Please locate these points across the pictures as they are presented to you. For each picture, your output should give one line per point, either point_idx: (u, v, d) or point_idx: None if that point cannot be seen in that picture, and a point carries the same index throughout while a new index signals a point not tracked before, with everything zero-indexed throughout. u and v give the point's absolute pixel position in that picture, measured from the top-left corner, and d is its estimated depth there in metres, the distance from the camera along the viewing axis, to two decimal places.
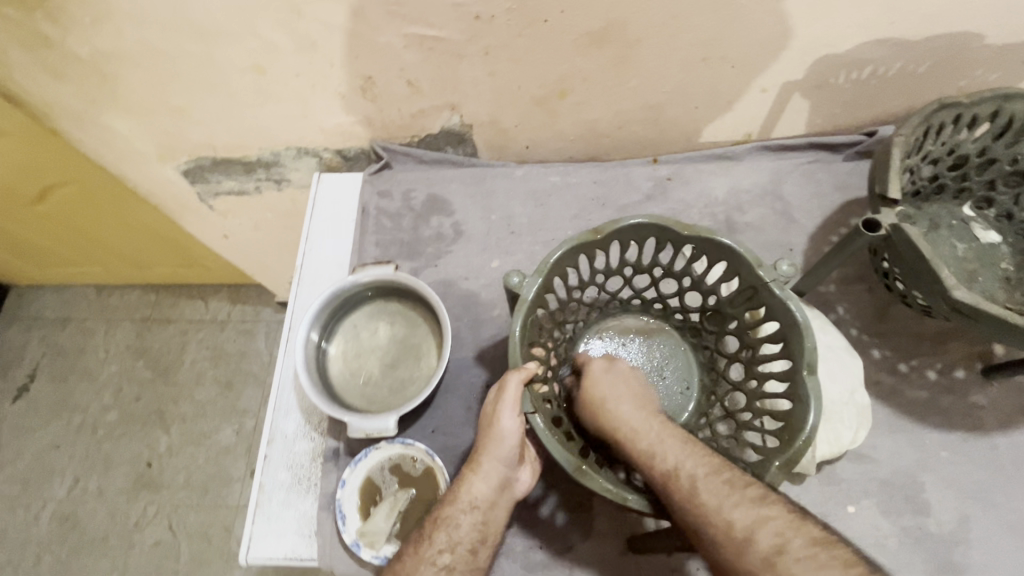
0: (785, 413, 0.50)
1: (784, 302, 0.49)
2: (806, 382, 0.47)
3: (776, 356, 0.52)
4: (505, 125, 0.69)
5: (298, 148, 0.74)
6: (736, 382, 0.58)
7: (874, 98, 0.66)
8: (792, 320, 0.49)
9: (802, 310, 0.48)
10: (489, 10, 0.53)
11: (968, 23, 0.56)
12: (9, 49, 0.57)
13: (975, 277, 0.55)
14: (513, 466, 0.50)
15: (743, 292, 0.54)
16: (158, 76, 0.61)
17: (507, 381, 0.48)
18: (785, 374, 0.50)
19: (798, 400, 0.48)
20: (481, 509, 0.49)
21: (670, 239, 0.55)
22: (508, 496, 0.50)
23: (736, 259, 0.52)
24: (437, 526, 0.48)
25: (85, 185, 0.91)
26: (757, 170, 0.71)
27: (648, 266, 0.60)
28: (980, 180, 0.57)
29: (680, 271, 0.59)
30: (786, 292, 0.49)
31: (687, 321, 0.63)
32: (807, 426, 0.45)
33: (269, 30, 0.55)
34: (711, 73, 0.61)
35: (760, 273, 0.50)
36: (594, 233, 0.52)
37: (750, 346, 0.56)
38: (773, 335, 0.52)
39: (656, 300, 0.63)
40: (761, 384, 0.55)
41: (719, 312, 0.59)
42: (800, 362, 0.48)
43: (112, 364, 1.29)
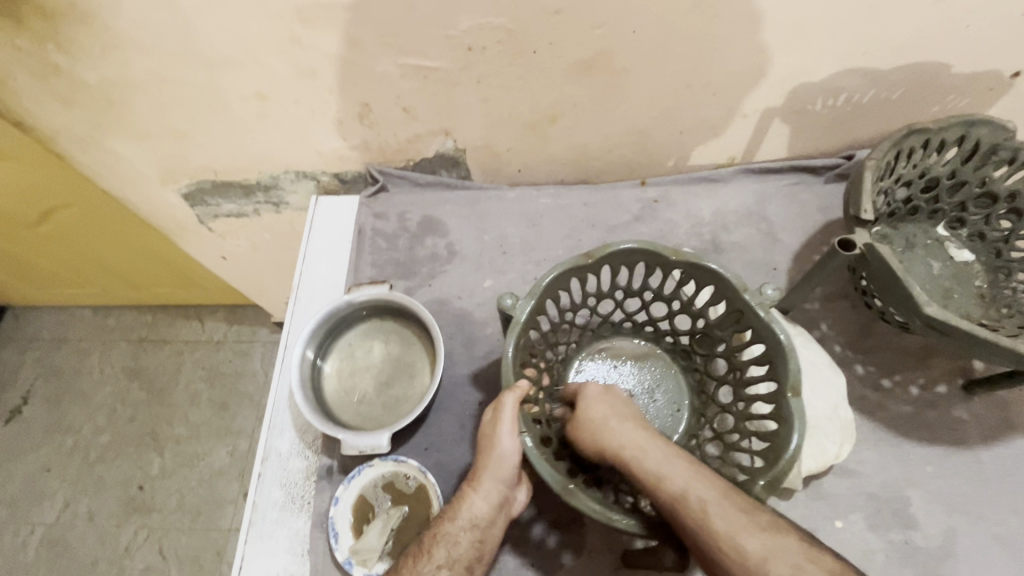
0: (771, 434, 0.51)
1: (771, 325, 0.50)
2: (790, 404, 0.48)
3: (763, 377, 0.54)
4: (497, 149, 0.72)
5: (297, 172, 0.76)
6: (724, 404, 0.59)
7: (851, 123, 0.68)
8: (776, 342, 0.50)
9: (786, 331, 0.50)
10: (481, 41, 0.55)
11: (935, 54, 0.59)
12: (21, 78, 0.59)
13: (951, 294, 0.57)
14: (513, 486, 0.51)
15: (731, 313, 0.56)
16: (163, 102, 0.63)
17: (504, 399, 0.49)
18: (771, 396, 0.52)
19: (782, 420, 0.49)
20: (480, 528, 0.49)
21: (660, 264, 0.56)
22: (507, 514, 0.51)
23: (724, 284, 0.54)
24: (436, 542, 0.49)
25: (87, 208, 0.92)
26: (741, 191, 0.73)
27: (639, 289, 0.61)
28: (952, 202, 0.59)
29: (670, 295, 0.60)
30: (772, 314, 0.51)
31: (678, 344, 0.64)
32: (791, 448, 0.46)
33: (270, 60, 0.57)
34: (694, 99, 0.64)
35: (747, 297, 0.52)
36: (586, 257, 0.53)
37: (737, 368, 0.57)
38: (759, 357, 0.54)
39: (647, 323, 0.65)
40: (749, 406, 0.56)
41: (709, 335, 0.60)
42: (784, 385, 0.49)
43: (107, 385, 1.29)
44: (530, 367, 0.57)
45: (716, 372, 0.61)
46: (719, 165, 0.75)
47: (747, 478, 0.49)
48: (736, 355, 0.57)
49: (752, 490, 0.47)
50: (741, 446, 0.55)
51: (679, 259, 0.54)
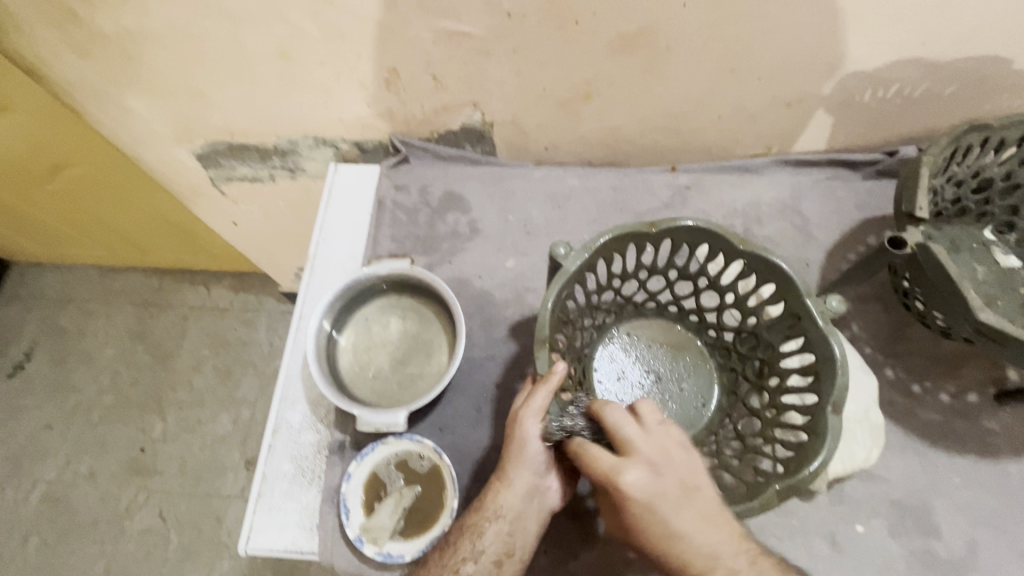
0: (800, 446, 0.49)
1: (826, 335, 0.48)
2: (829, 421, 0.46)
3: (803, 387, 0.52)
4: (526, 126, 0.69)
5: (316, 138, 0.74)
6: (756, 408, 0.57)
7: (897, 117, 0.66)
8: (828, 354, 0.48)
9: (842, 346, 0.47)
10: (521, 9, 0.52)
11: (997, 48, 0.56)
12: (34, 23, 0.57)
13: (995, 302, 0.54)
14: (542, 474, 0.49)
15: (784, 315, 0.53)
16: (182, 57, 0.60)
17: (533, 398, 0.47)
18: (809, 408, 0.50)
19: (816, 434, 0.47)
20: (507, 520, 0.48)
21: (723, 249, 0.54)
22: (539, 505, 0.50)
23: (785, 283, 0.51)
24: (462, 534, 0.49)
25: (96, 164, 0.90)
26: (776, 184, 0.70)
27: (694, 273, 0.59)
28: (1003, 204, 0.56)
29: (724, 286, 0.58)
30: (831, 325, 0.49)
31: (720, 339, 0.62)
32: (817, 463, 0.45)
33: (298, 18, 0.54)
34: (736, 84, 0.61)
35: (808, 302, 0.49)
36: (650, 226, 0.52)
37: (778, 374, 0.56)
38: (806, 366, 0.52)
39: (693, 312, 0.63)
40: (781, 415, 0.54)
41: (756, 335, 0.58)
42: (827, 399, 0.47)
43: (111, 347, 1.28)
44: (565, 336, 0.55)
45: (752, 375, 0.59)
46: (754, 155, 0.72)
47: (765, 481, 0.48)
48: (779, 361, 0.56)
49: (764, 494, 0.45)
50: (763, 451, 0.54)
51: (746, 249, 0.51)
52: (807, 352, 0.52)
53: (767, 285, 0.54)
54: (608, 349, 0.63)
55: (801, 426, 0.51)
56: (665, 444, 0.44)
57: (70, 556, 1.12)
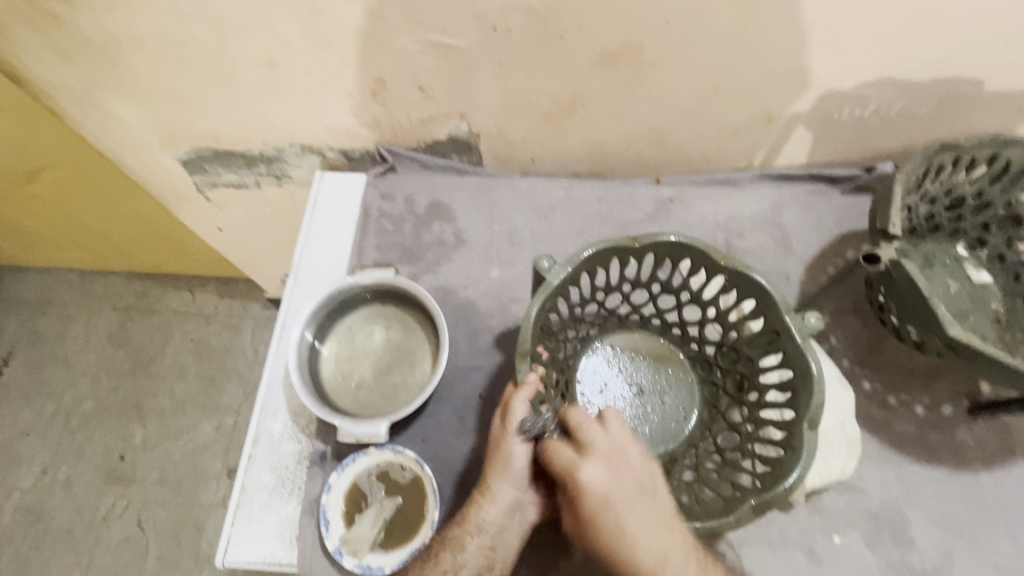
0: (775, 461, 0.50)
1: (804, 352, 0.49)
2: (805, 436, 0.47)
3: (781, 403, 0.52)
4: (513, 137, 0.70)
5: (302, 146, 0.74)
6: (735, 421, 0.58)
7: (875, 135, 0.67)
8: (805, 370, 0.49)
9: (819, 363, 0.48)
10: (506, 23, 0.53)
11: (969, 70, 0.57)
12: (17, 27, 0.56)
13: (967, 315, 0.56)
14: (525, 488, 0.50)
15: (764, 330, 0.54)
16: (167, 64, 0.60)
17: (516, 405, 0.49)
18: (786, 423, 0.50)
19: (792, 451, 0.48)
20: (488, 534, 0.48)
21: (705, 264, 0.54)
22: (521, 519, 0.50)
23: (765, 300, 0.52)
24: (444, 547, 0.49)
25: (79, 168, 0.89)
26: (758, 197, 0.71)
27: (676, 287, 0.60)
28: (974, 222, 0.58)
29: (707, 301, 0.59)
30: (809, 342, 0.49)
31: (701, 353, 0.63)
32: (791, 479, 0.45)
33: (284, 27, 0.54)
34: (718, 99, 0.62)
35: (787, 319, 0.50)
36: (633, 240, 0.52)
37: (756, 389, 0.57)
38: (784, 382, 0.53)
39: (676, 325, 0.63)
40: (760, 429, 0.55)
41: (737, 350, 0.59)
42: (803, 415, 0.48)
43: (91, 353, 1.26)
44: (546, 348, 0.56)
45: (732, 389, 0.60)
46: (737, 169, 0.74)
47: (741, 496, 0.48)
48: (758, 376, 0.56)
49: (737, 510, 0.46)
50: (741, 466, 0.54)
51: (727, 265, 0.52)
52: (785, 369, 0.52)
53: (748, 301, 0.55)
54: (590, 361, 0.63)
55: (777, 441, 0.51)
56: (632, 446, 0.47)
57: (43, 567, 1.09)
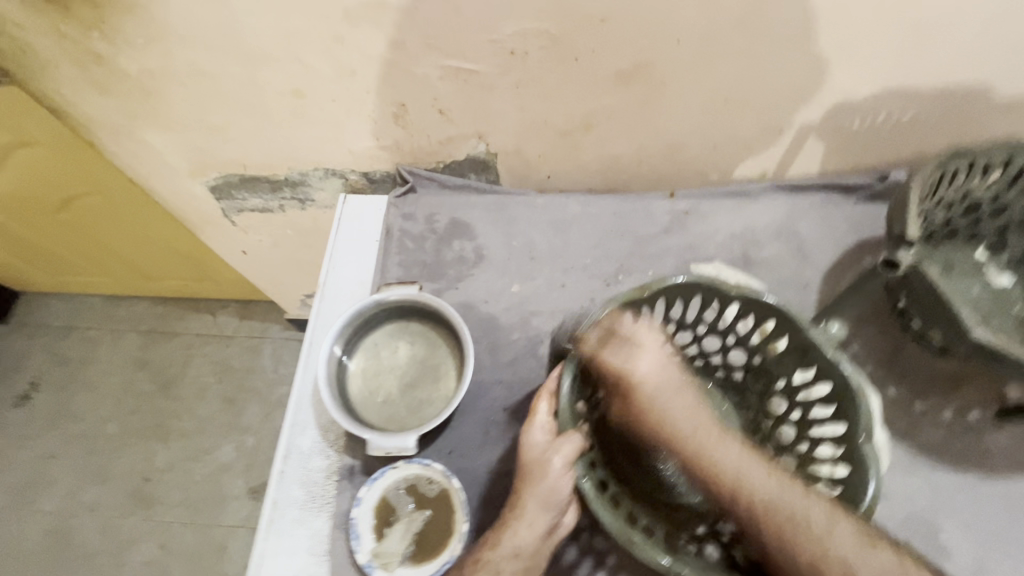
0: (844, 477, 0.50)
1: (837, 365, 0.51)
2: (865, 450, 0.49)
3: (829, 418, 0.53)
4: (529, 155, 0.72)
5: (325, 170, 0.76)
6: (786, 443, 0.58)
7: (886, 144, 0.68)
8: (846, 383, 0.50)
9: (855, 374, 0.50)
10: (523, 47, 0.56)
11: (978, 77, 0.59)
12: (62, 65, 0.60)
13: (990, 318, 0.56)
14: (561, 511, 0.50)
15: (792, 351, 0.55)
16: (200, 95, 0.63)
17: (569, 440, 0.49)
18: (840, 438, 0.51)
19: (856, 464, 0.49)
20: (525, 557, 0.48)
21: (718, 298, 0.55)
22: (553, 541, 0.50)
23: (786, 319, 0.53)
24: (476, 568, 0.49)
25: (110, 195, 0.93)
26: (773, 207, 0.72)
27: (691, 323, 0.60)
28: (993, 225, 0.58)
29: (724, 331, 0.59)
30: (838, 352, 0.51)
31: (729, 379, 0.63)
32: (867, 500, 0.47)
33: (312, 58, 0.58)
34: (730, 114, 0.63)
35: (810, 333, 0.52)
36: (641, 290, 0.53)
37: (797, 406, 0.57)
38: (825, 397, 0.53)
39: (697, 358, 0.63)
40: (813, 447, 0.55)
41: (765, 370, 0.59)
42: (858, 429, 0.49)
43: (116, 375, 1.29)
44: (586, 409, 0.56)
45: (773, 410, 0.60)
46: (750, 180, 0.75)
47: None
48: (796, 394, 0.56)
49: None
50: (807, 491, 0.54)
51: (738, 294, 0.54)
52: (824, 385, 0.53)
53: (770, 325, 0.56)
54: None
55: (837, 457, 0.52)
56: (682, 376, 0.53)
57: None
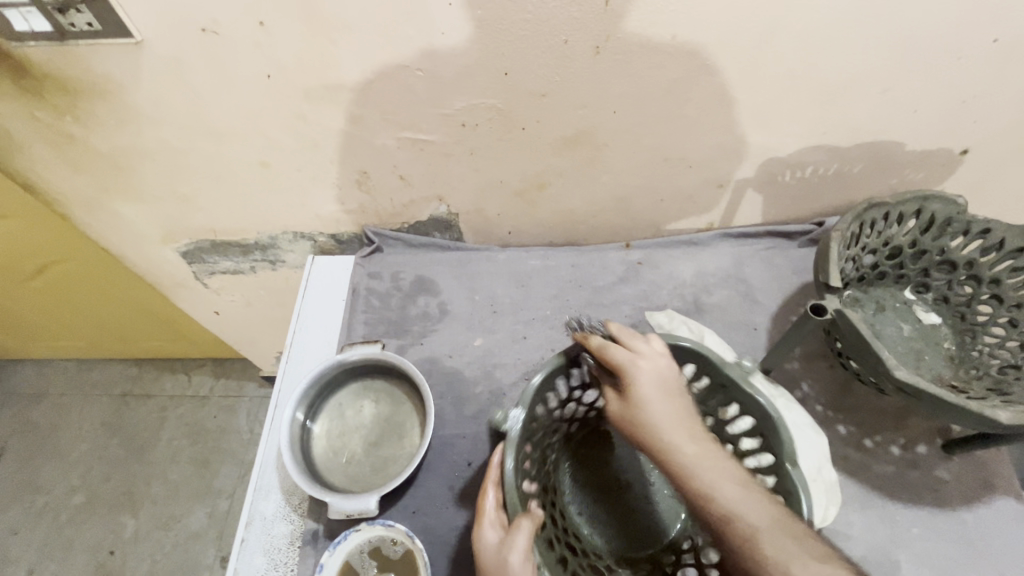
0: None
1: (755, 397, 0.52)
2: (791, 477, 0.49)
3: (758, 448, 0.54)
4: (489, 213, 0.76)
5: (295, 233, 0.79)
6: None
7: (818, 194, 0.73)
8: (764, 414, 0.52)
9: (772, 402, 0.51)
10: (473, 119, 0.60)
11: (888, 134, 0.65)
12: (35, 146, 0.63)
13: (922, 356, 0.59)
14: None
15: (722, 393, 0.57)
16: (170, 169, 0.66)
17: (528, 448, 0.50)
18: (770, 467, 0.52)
19: (786, 493, 0.49)
20: None
21: None
22: None
23: (703, 359, 0.56)
24: None
25: (83, 262, 0.94)
26: (720, 255, 0.76)
27: None
28: (916, 268, 0.62)
29: None
30: (754, 386, 0.53)
31: None
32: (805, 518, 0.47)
33: (276, 133, 0.61)
34: (670, 171, 0.68)
35: (728, 371, 0.54)
36: (566, 355, 0.54)
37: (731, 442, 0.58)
38: (750, 429, 0.55)
39: None
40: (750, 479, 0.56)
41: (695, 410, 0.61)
42: (783, 456, 0.50)
43: (84, 442, 1.25)
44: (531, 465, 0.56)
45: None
46: (698, 230, 0.79)
47: None
48: (733, 432, 0.58)
49: None
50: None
51: None
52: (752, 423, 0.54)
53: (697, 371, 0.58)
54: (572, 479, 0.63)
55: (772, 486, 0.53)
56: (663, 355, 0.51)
57: None
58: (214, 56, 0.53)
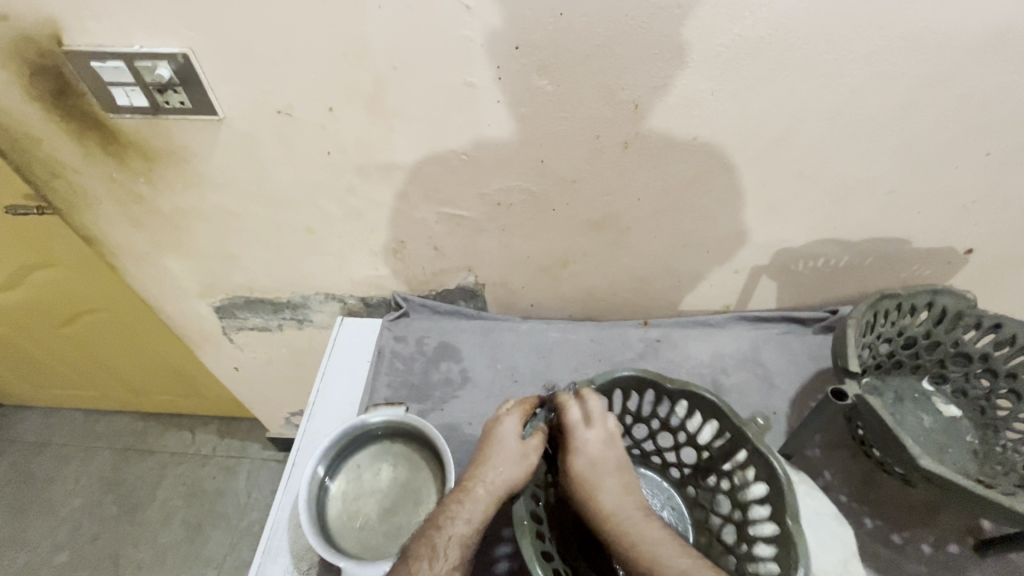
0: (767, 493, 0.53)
1: (712, 401, 0.58)
2: (792, 529, 0.48)
3: (730, 448, 0.58)
4: (513, 285, 0.79)
5: (326, 294, 0.83)
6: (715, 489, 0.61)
7: (829, 284, 0.77)
8: (774, 473, 0.52)
9: (715, 393, 0.58)
10: (508, 200, 0.66)
11: (895, 232, 0.69)
12: (105, 204, 0.68)
13: (946, 449, 0.59)
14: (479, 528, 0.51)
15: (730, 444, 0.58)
16: (224, 230, 0.72)
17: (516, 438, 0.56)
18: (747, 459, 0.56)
19: (773, 478, 0.52)
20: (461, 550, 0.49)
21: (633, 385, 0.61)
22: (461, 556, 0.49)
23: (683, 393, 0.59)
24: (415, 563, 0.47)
25: (116, 312, 0.98)
26: (738, 336, 0.78)
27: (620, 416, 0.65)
28: (931, 358, 0.64)
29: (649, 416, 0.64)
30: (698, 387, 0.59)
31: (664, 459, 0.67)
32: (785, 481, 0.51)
33: (327, 204, 0.67)
34: (689, 256, 0.73)
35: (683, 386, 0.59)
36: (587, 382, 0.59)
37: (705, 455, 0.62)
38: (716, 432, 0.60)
39: (635, 448, 0.67)
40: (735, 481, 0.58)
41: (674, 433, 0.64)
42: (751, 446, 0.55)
43: (78, 497, 1.22)
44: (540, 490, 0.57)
45: (720, 508, 0.60)
46: (715, 311, 0.82)
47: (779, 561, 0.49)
48: (738, 493, 0.57)
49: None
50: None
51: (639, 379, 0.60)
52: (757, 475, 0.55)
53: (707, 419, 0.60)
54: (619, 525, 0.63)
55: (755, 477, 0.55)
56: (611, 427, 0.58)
57: None
58: (284, 135, 0.59)
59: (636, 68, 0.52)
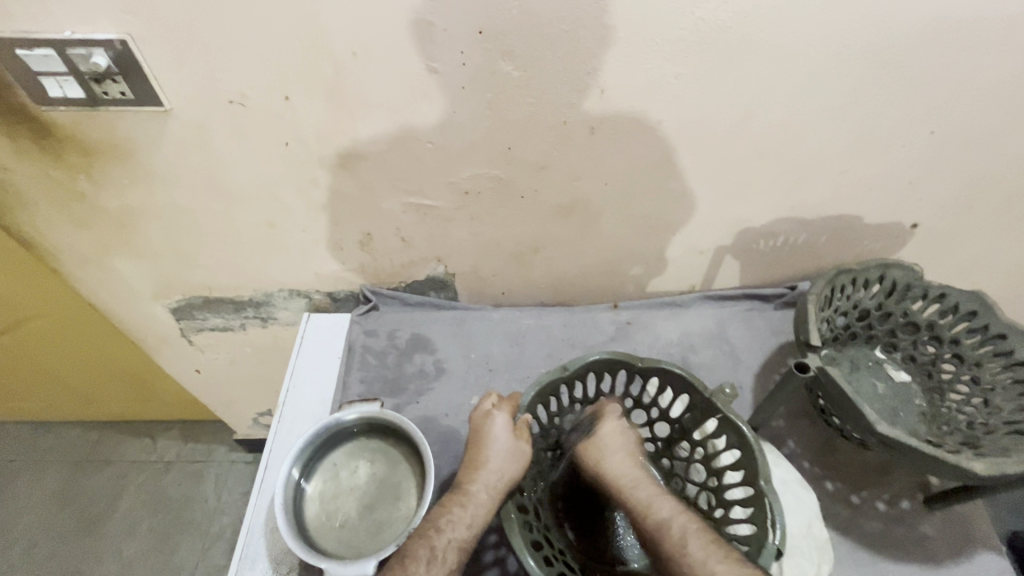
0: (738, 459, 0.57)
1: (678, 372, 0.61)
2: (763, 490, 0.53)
3: (700, 419, 0.62)
4: (484, 274, 0.79)
5: (291, 290, 0.80)
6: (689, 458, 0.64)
7: (788, 261, 0.80)
8: (742, 437, 0.56)
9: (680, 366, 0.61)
10: (476, 188, 0.65)
11: (848, 209, 0.72)
12: (42, 204, 0.64)
13: (898, 412, 0.63)
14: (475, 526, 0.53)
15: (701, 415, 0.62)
16: (177, 228, 0.68)
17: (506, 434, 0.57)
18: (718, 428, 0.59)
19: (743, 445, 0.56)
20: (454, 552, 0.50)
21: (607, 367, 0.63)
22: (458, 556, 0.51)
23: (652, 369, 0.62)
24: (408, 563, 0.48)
25: (61, 318, 0.92)
26: (704, 316, 0.80)
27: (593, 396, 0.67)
28: (883, 328, 0.68)
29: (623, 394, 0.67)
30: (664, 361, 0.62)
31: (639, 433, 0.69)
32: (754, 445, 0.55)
33: (288, 197, 0.65)
34: (657, 239, 0.74)
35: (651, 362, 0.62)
36: (562, 368, 0.60)
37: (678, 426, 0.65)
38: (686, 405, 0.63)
39: None
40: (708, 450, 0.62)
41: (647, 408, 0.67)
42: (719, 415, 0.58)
43: (31, 515, 1.15)
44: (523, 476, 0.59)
45: (695, 476, 0.64)
46: (682, 291, 0.84)
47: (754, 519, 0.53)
48: (709, 460, 0.61)
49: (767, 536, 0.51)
50: None
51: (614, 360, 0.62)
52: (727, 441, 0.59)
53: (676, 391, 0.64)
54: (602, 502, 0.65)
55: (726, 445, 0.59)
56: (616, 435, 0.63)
57: None
58: (238, 126, 0.56)
59: (601, 52, 0.52)
